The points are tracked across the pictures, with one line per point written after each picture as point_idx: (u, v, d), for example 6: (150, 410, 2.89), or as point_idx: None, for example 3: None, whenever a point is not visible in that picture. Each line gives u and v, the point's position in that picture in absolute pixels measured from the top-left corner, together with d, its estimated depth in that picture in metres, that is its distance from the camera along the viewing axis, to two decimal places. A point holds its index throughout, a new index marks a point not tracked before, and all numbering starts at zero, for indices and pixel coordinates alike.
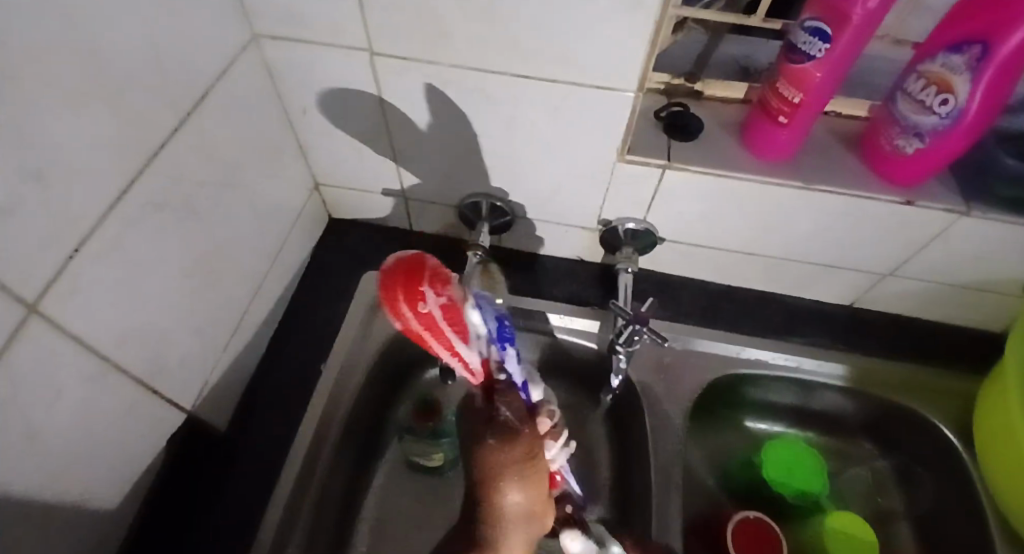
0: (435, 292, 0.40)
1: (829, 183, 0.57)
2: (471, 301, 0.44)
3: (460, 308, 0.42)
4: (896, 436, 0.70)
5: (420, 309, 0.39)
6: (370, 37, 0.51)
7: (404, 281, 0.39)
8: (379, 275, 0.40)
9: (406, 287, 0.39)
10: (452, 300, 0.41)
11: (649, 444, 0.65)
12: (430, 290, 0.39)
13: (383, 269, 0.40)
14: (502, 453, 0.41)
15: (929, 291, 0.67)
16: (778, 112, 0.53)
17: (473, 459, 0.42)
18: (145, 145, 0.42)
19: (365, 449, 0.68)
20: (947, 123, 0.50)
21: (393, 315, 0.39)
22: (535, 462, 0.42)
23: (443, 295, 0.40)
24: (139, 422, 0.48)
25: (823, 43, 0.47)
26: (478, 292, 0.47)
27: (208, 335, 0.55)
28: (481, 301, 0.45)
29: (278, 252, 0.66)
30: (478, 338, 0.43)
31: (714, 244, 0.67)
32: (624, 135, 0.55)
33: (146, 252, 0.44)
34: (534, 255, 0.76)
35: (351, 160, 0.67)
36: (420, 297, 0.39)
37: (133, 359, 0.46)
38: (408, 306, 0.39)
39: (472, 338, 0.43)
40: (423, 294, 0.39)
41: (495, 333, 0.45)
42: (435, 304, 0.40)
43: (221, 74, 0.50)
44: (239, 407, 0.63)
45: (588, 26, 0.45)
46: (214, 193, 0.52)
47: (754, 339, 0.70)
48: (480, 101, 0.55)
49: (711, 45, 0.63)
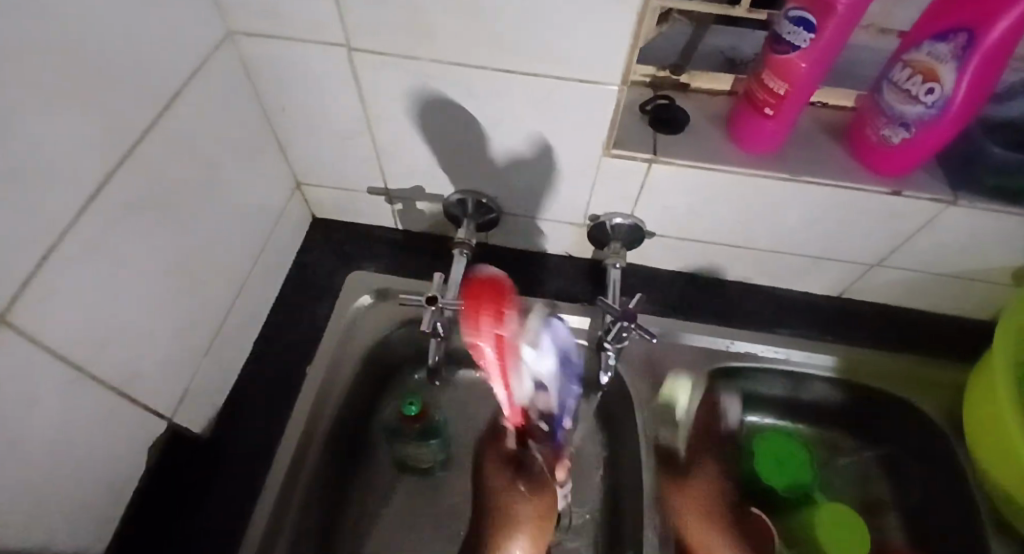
0: (513, 326, 0.49)
1: (816, 174, 0.56)
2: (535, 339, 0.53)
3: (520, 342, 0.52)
4: (884, 426, 0.71)
5: (495, 325, 0.48)
6: (350, 32, 0.49)
7: (490, 301, 0.48)
8: (471, 283, 0.49)
9: (490, 310, 0.48)
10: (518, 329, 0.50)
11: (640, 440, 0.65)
12: (509, 313, 0.48)
13: (478, 280, 0.49)
14: (528, 500, 0.58)
15: (917, 281, 0.68)
16: (764, 104, 0.53)
17: (501, 504, 0.59)
18: (118, 147, 0.41)
19: (351, 451, 0.67)
20: (933, 112, 0.50)
21: (471, 323, 0.48)
22: (544, 521, 0.58)
23: (515, 329, 0.50)
24: (120, 432, 0.47)
25: (808, 33, 0.46)
26: (554, 327, 0.56)
27: (190, 341, 0.54)
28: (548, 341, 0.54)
29: (260, 254, 0.65)
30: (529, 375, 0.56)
31: (702, 237, 0.67)
32: (610, 129, 0.54)
33: (121, 257, 0.43)
34: (522, 252, 0.76)
35: (333, 158, 0.66)
36: (498, 315, 0.48)
37: (111, 368, 0.44)
38: (486, 325, 0.48)
39: (526, 361, 0.54)
40: (502, 318, 0.48)
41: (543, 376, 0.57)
42: (509, 326, 0.49)
43: (196, 72, 0.48)
44: (223, 413, 0.61)
45: (572, 19, 0.44)
46: (192, 195, 0.51)
47: (744, 331, 0.69)
48: (464, 97, 0.54)
49: (697, 35, 0.62)
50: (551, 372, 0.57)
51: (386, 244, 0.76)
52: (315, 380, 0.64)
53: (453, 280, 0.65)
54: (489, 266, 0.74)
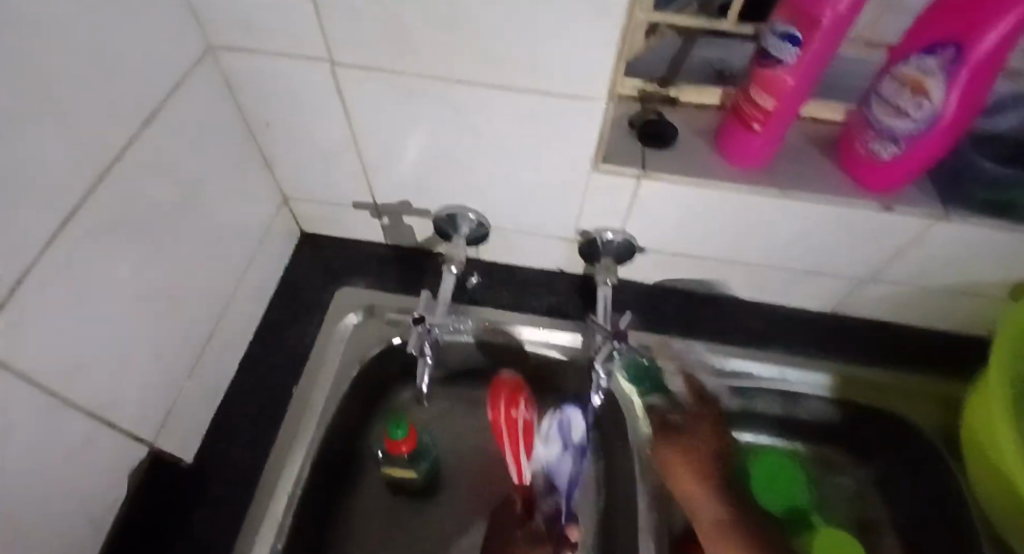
0: (525, 409, 0.62)
1: (806, 190, 0.55)
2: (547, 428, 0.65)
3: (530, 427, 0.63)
4: (879, 445, 0.69)
5: (508, 411, 0.61)
6: (332, 48, 0.49)
7: (510, 391, 0.61)
8: (499, 379, 0.62)
9: (508, 398, 0.61)
10: (529, 420, 0.63)
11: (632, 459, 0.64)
12: (522, 404, 0.62)
13: (502, 378, 0.63)
14: None
15: (910, 296, 0.67)
16: (752, 119, 0.52)
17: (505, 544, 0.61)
18: (94, 166, 0.40)
19: (339, 473, 0.66)
20: (922, 127, 0.49)
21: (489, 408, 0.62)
22: None
23: (526, 415, 0.62)
24: (96, 458, 0.46)
25: (794, 48, 0.46)
26: (565, 425, 0.65)
27: (170, 362, 0.53)
28: (557, 428, 0.65)
29: (246, 271, 0.64)
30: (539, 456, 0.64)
31: (694, 253, 0.66)
32: (598, 145, 0.54)
33: (98, 279, 0.42)
34: (513, 268, 0.75)
35: (319, 174, 0.65)
36: (511, 404, 0.61)
37: (87, 392, 0.43)
38: (505, 406, 0.61)
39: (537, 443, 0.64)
40: (517, 405, 0.61)
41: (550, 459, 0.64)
42: (521, 414, 0.62)
43: (176, 88, 0.48)
44: (206, 435, 0.60)
45: (552, 34, 0.44)
46: (172, 213, 0.50)
47: (736, 349, 0.69)
48: (448, 112, 0.53)
49: (686, 48, 0.62)
50: (561, 461, 0.65)
51: (375, 259, 0.75)
52: (303, 399, 0.63)
53: (441, 299, 0.65)
54: (480, 281, 0.73)
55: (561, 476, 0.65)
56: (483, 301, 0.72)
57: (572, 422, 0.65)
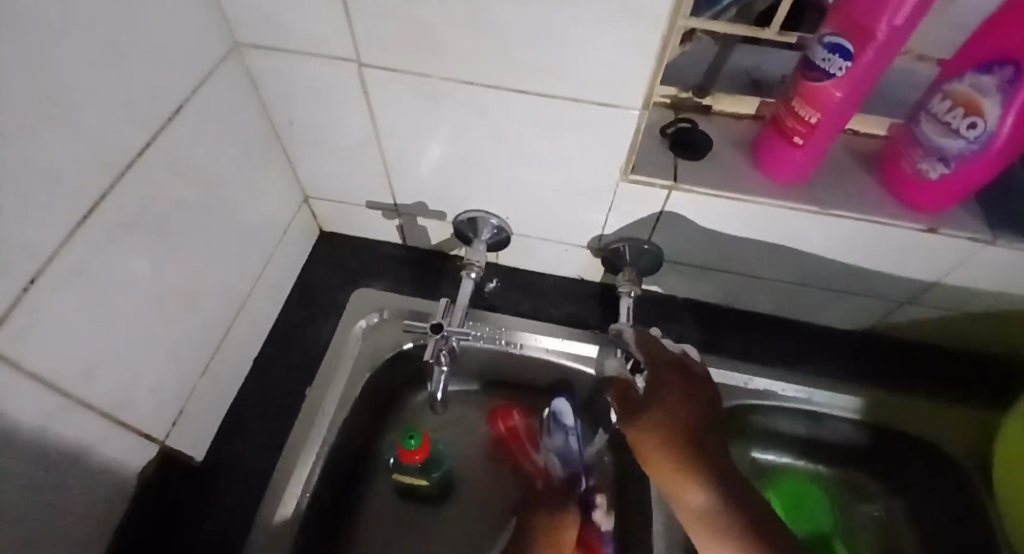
0: (518, 415, 0.71)
1: (847, 208, 0.53)
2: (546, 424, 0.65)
3: (528, 428, 0.70)
4: (908, 471, 0.67)
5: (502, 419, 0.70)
6: (358, 47, 0.48)
7: (499, 409, 0.71)
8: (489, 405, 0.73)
9: (500, 413, 0.71)
10: (527, 424, 0.70)
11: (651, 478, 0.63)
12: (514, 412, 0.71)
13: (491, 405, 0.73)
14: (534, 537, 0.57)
15: (947, 318, 0.64)
16: (793, 132, 0.50)
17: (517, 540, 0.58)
18: (113, 164, 0.39)
19: (351, 477, 0.65)
20: (974, 148, 0.46)
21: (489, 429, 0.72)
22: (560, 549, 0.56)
23: (519, 419, 0.71)
24: (108, 456, 0.46)
25: (844, 61, 0.44)
26: (563, 416, 0.63)
27: (185, 361, 0.52)
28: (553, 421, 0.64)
29: (264, 269, 0.63)
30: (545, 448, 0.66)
31: (721, 267, 0.64)
32: (629, 155, 0.52)
33: (114, 278, 0.42)
34: (533, 273, 0.73)
35: (341, 174, 0.64)
36: (503, 413, 0.71)
37: (100, 392, 0.43)
38: (499, 418, 0.71)
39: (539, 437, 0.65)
40: (507, 413, 0.71)
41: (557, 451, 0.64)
42: (517, 420, 0.70)
43: (199, 86, 0.47)
44: (219, 433, 0.60)
45: (586, 41, 0.42)
46: (191, 212, 0.49)
47: (761, 368, 0.66)
48: (475, 116, 0.52)
49: (722, 55, 0.57)
50: (570, 452, 0.64)
51: (394, 260, 0.74)
52: (317, 401, 0.62)
53: (458, 305, 0.63)
54: (499, 286, 0.72)
55: (574, 461, 0.64)
56: (502, 307, 0.71)
57: (564, 412, 0.63)
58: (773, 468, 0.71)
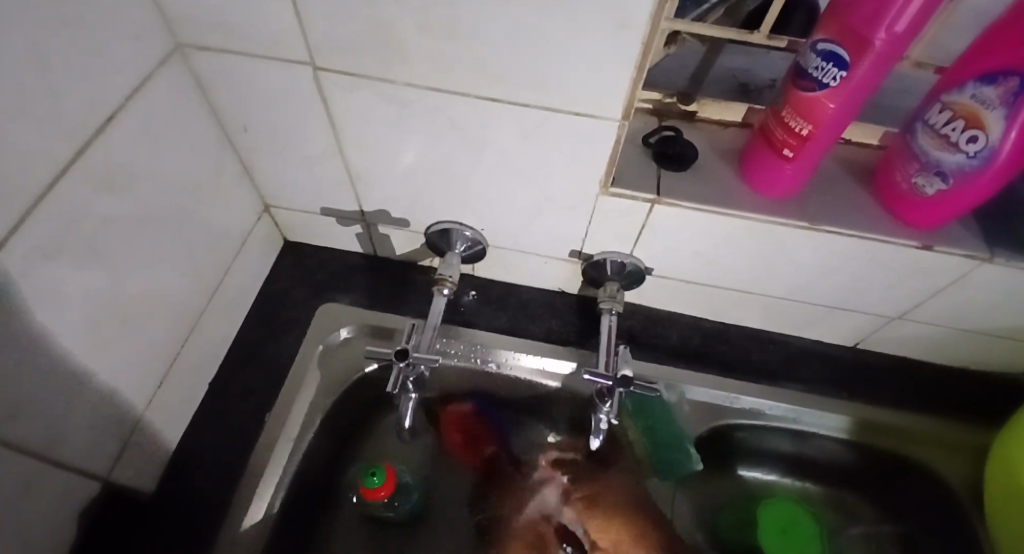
0: (460, 425, 0.66)
1: (839, 224, 0.50)
2: (480, 414, 0.67)
3: (473, 430, 0.66)
4: (898, 493, 0.65)
5: (454, 429, 0.66)
6: (313, 50, 0.44)
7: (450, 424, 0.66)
8: (443, 425, 0.67)
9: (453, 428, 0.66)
10: (475, 427, 0.66)
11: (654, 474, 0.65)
12: (460, 428, 0.66)
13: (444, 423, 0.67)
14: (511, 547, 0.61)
15: (938, 336, 0.62)
16: (783, 144, 0.47)
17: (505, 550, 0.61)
18: (37, 182, 0.35)
19: (314, 503, 0.61)
20: (975, 163, 0.43)
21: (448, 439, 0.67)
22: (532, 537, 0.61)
23: (461, 429, 0.66)
24: (43, 497, 0.42)
25: (839, 70, 0.40)
26: (489, 403, 0.68)
27: (128, 390, 0.48)
28: (486, 411, 0.67)
29: (219, 284, 0.59)
30: (488, 440, 0.66)
31: (706, 282, 0.61)
32: (609, 167, 0.48)
33: (38, 306, 0.37)
34: (509, 286, 0.70)
35: (303, 183, 0.60)
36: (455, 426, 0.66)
37: (29, 435, 0.39)
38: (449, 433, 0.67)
39: (479, 428, 0.66)
40: (457, 429, 0.66)
41: (494, 434, 0.67)
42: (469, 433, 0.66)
43: (137, 90, 0.42)
44: (171, 463, 0.56)
45: (562, 47, 0.39)
46: (129, 231, 0.45)
47: (749, 385, 0.64)
48: (443, 125, 0.48)
49: (709, 59, 0.54)
50: (501, 432, 0.67)
51: (363, 272, 0.70)
52: (278, 424, 0.59)
53: (429, 324, 0.60)
54: (475, 299, 0.69)
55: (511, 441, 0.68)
56: (477, 322, 0.67)
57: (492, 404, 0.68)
58: (758, 485, 0.69)
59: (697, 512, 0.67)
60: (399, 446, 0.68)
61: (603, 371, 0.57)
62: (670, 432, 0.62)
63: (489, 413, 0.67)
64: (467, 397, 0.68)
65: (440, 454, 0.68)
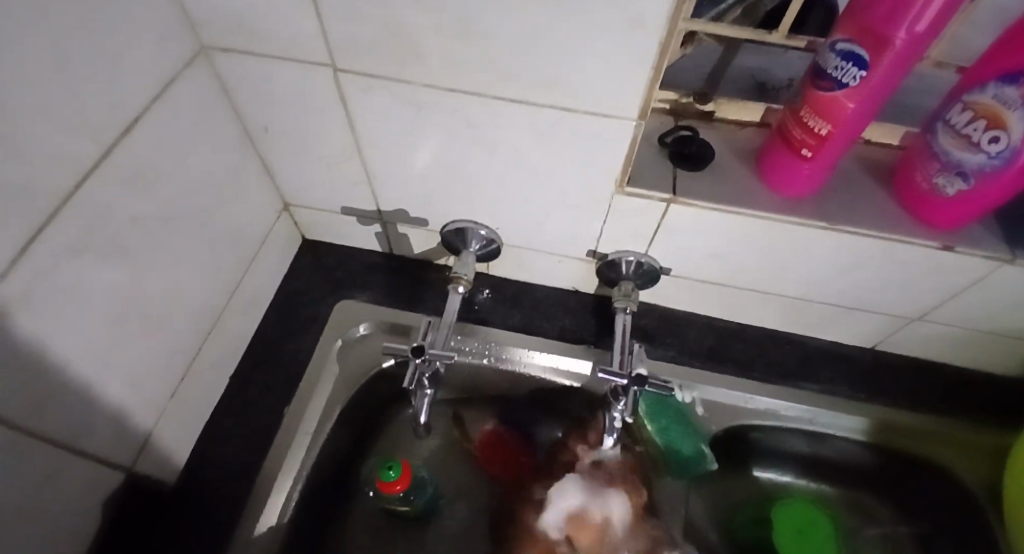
0: (495, 442, 0.67)
1: (857, 225, 0.50)
2: (510, 427, 0.69)
3: (506, 444, 0.67)
4: (915, 495, 0.64)
5: (489, 444, 0.67)
6: (332, 51, 0.45)
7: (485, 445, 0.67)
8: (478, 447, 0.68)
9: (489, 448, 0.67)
10: (509, 441, 0.68)
11: (672, 473, 0.65)
12: (497, 445, 0.67)
13: (479, 445, 0.68)
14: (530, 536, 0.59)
15: (958, 337, 0.61)
16: (801, 144, 0.47)
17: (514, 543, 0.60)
18: (62, 184, 0.36)
19: (330, 497, 0.62)
20: (996, 163, 0.43)
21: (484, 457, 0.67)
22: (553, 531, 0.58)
23: (495, 446, 0.67)
24: (69, 487, 0.43)
25: (858, 70, 0.40)
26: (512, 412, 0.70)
27: (149, 384, 0.49)
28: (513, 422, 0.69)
29: (239, 282, 0.60)
30: (524, 450, 0.68)
31: (722, 282, 0.61)
32: (625, 166, 0.48)
33: (65, 301, 0.38)
34: (524, 284, 0.70)
35: (321, 182, 0.61)
36: (488, 442, 0.68)
37: (55, 427, 0.40)
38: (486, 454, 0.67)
39: (512, 441, 0.68)
40: (493, 447, 0.67)
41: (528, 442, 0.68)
42: (504, 447, 0.67)
43: (160, 91, 0.44)
44: (193, 456, 0.57)
45: (577, 46, 0.39)
46: (152, 228, 0.46)
47: (764, 385, 0.64)
48: (460, 125, 0.49)
49: (726, 58, 0.54)
50: (531, 439, 0.69)
51: (380, 270, 0.71)
52: (296, 419, 0.60)
53: (444, 322, 0.60)
54: (489, 298, 0.69)
55: (540, 443, 0.69)
56: (492, 320, 0.68)
57: (518, 415, 0.70)
58: (773, 486, 0.68)
59: (711, 511, 0.67)
60: (412, 440, 0.69)
61: (617, 369, 0.57)
62: (682, 433, 0.62)
63: (515, 423, 0.69)
64: (486, 396, 0.69)
65: (454, 451, 0.69)
